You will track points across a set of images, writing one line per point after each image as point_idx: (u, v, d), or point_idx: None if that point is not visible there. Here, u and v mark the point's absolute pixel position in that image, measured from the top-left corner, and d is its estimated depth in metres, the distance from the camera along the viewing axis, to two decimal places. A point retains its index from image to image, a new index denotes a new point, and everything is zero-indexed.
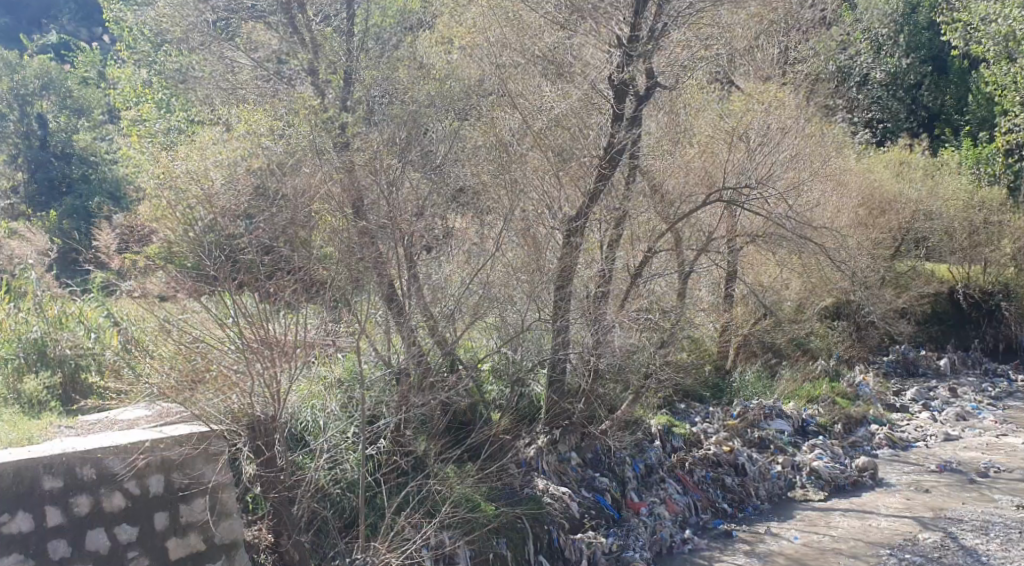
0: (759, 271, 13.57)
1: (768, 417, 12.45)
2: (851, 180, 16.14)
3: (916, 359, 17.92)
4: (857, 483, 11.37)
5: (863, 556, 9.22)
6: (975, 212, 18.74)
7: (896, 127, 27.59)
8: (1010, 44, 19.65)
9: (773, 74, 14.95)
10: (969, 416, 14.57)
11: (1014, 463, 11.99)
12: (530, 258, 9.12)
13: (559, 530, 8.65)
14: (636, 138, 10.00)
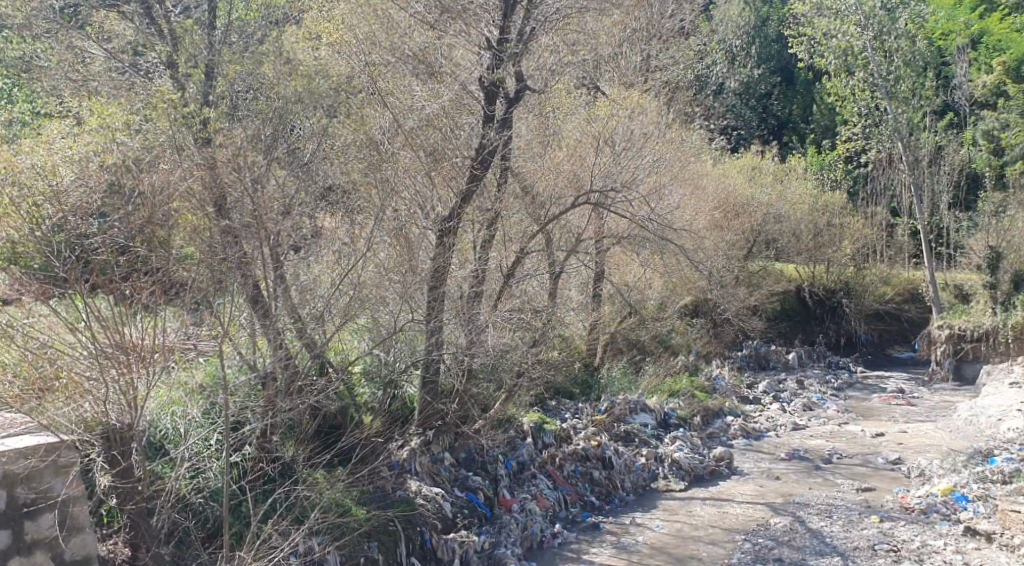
0: (624, 271, 14.00)
1: (632, 412, 12.87)
2: (707, 183, 16.90)
3: (767, 353, 18.98)
4: (715, 472, 11.90)
5: (720, 542, 9.69)
6: (819, 215, 20.32)
7: (749, 135, 28.48)
8: (849, 58, 21.09)
9: (636, 81, 15.46)
10: (815, 406, 15.58)
11: (855, 449, 12.91)
12: (401, 258, 8.99)
13: (431, 531, 8.60)
14: (507, 140, 10.13)
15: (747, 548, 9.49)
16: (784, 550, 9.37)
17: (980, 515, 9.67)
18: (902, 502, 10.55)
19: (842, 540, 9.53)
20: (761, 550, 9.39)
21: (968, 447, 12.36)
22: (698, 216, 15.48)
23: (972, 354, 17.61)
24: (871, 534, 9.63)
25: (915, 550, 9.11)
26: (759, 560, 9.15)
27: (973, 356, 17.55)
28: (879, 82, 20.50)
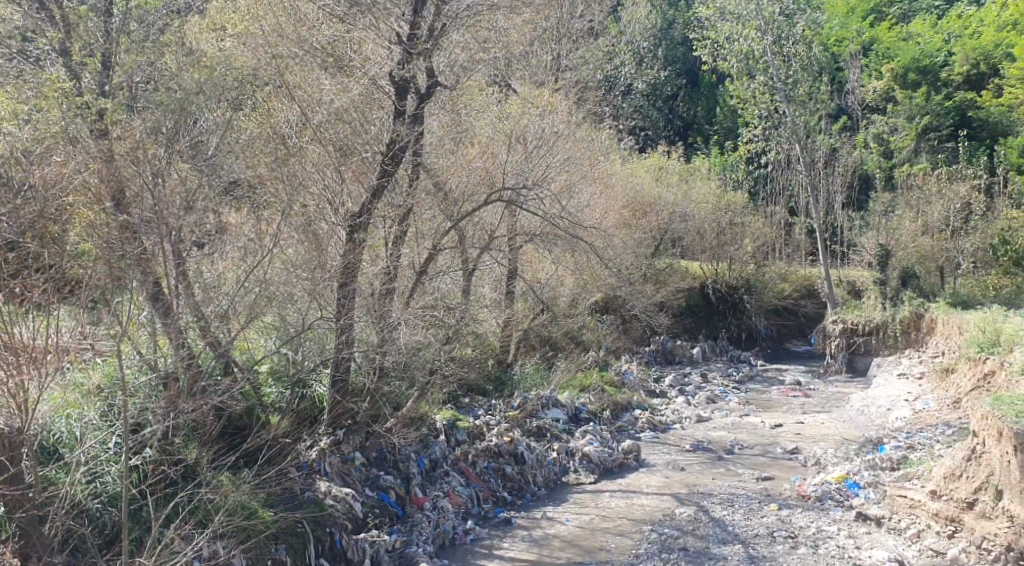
0: (537, 268, 14.11)
1: (544, 407, 13.01)
2: (616, 183, 17.19)
3: (674, 348, 19.46)
4: (623, 464, 12.13)
5: (628, 533, 9.91)
6: (722, 215, 20.90)
7: (657, 135, 29.04)
8: (750, 61, 21.80)
9: (547, 79, 15.61)
10: (718, 398, 16.07)
11: (755, 439, 13.37)
12: (310, 255, 8.84)
13: (341, 532, 8.49)
14: (418, 135, 10.02)
15: (653, 538, 9.73)
16: (688, 539, 9.64)
17: (869, 500, 10.15)
18: (799, 489, 11.00)
19: (743, 527, 9.87)
20: (667, 539, 9.65)
21: (860, 436, 12.95)
22: (608, 214, 15.68)
23: (863, 347, 18.45)
24: (771, 522, 10.01)
25: (811, 536, 9.53)
26: (666, 549, 9.40)
27: (864, 349, 18.40)
28: (778, 86, 21.30)
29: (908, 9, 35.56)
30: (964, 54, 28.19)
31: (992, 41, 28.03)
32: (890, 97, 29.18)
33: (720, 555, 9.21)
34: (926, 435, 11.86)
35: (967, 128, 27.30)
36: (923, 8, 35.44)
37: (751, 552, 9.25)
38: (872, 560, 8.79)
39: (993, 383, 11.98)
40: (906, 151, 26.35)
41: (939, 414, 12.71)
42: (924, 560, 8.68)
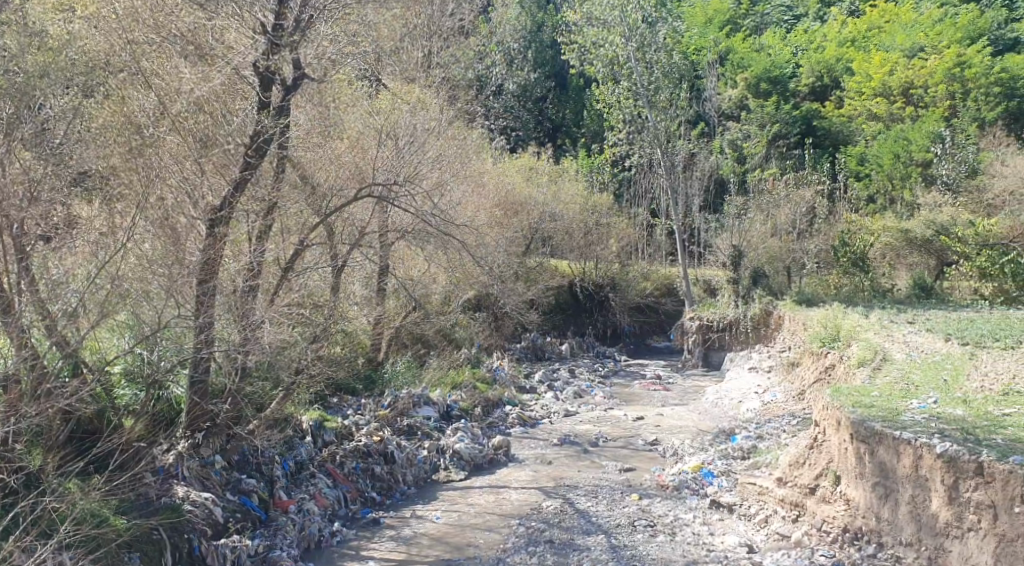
0: (409, 266, 14.03)
1: (415, 405, 12.98)
2: (488, 181, 17.31)
3: (543, 345, 19.83)
4: (493, 460, 12.25)
5: (496, 528, 10.05)
6: (589, 215, 21.47)
7: (527, 136, 29.49)
8: (615, 67, 22.50)
9: (417, 75, 15.53)
10: (585, 393, 16.51)
11: (618, 432, 13.82)
12: (168, 249, 8.58)
13: (200, 538, 8.21)
14: (284, 128, 9.72)
15: (520, 532, 9.90)
16: (554, 532, 9.87)
17: (723, 488, 10.72)
18: (658, 480, 11.46)
19: (606, 518, 10.19)
20: (534, 532, 9.84)
21: (715, 427, 13.62)
22: (479, 211, 15.68)
23: (718, 343, 19.32)
24: (631, 512, 10.38)
25: (669, 524, 9.96)
26: (532, 543, 9.58)
27: (718, 344, 19.28)
28: (641, 91, 22.05)
29: (760, 22, 37.76)
30: (810, 67, 30.77)
31: (834, 56, 31.23)
32: (744, 106, 30.33)
33: (584, 546, 9.47)
34: (773, 425, 12.60)
35: (812, 136, 28.89)
36: (773, 22, 37.81)
37: (613, 541, 9.56)
38: (724, 545, 9.32)
39: (833, 375, 12.85)
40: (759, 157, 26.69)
41: (786, 405, 13.52)
42: (771, 544, 9.28)
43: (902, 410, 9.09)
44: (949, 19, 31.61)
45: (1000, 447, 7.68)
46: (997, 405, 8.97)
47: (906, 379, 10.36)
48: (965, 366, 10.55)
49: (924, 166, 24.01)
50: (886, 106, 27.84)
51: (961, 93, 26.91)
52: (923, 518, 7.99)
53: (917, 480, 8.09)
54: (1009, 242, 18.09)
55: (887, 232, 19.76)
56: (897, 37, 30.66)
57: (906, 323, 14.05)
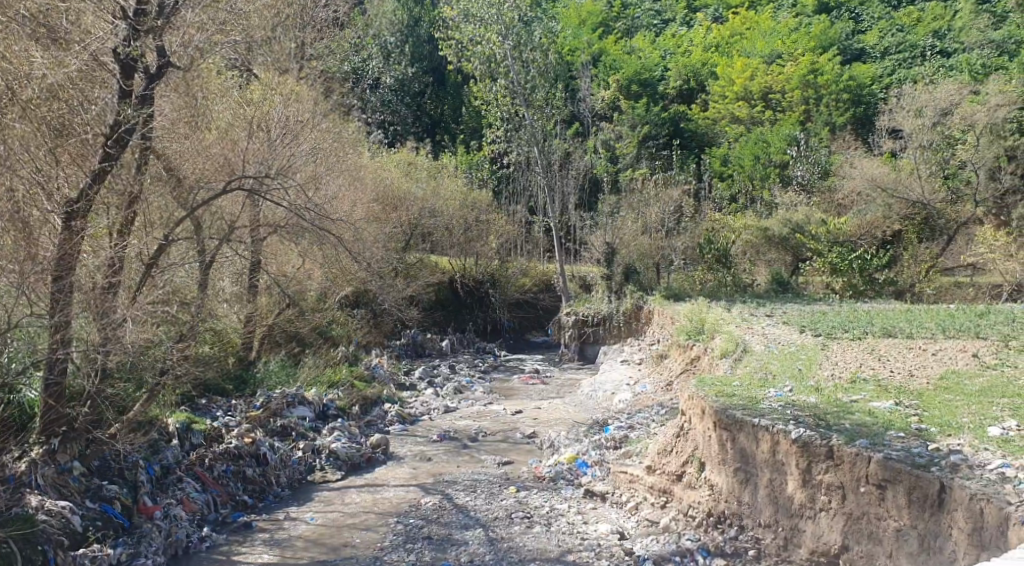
0: (282, 261, 13.67)
1: (289, 405, 12.70)
2: (366, 176, 17.04)
3: (423, 342, 19.74)
4: (371, 459, 12.11)
5: (374, 527, 9.97)
6: (469, 211, 21.52)
7: (405, 131, 29.64)
8: (492, 65, 22.62)
9: (290, 67, 15.15)
10: (464, 388, 16.54)
11: (496, 427, 13.94)
12: (18, 248, 8.01)
13: (56, 549, 7.82)
14: (147, 118, 9.33)
15: (399, 529, 9.86)
16: (432, 528, 9.88)
17: (596, 478, 11.00)
18: (535, 472, 11.67)
19: (484, 512, 10.28)
20: (412, 529, 9.83)
21: (589, 418, 13.96)
22: (357, 205, 15.32)
23: (592, 337, 19.75)
24: (509, 504, 10.51)
25: (544, 515, 10.14)
26: (410, 540, 9.56)
27: (593, 339, 19.70)
28: (518, 90, 22.29)
29: (631, 25, 38.99)
30: (677, 71, 31.86)
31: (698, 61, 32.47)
32: (616, 106, 30.59)
33: (462, 540, 9.55)
34: (643, 416, 13.00)
35: (679, 138, 29.90)
36: (643, 26, 38.87)
37: (490, 534, 9.66)
38: (597, 533, 9.59)
39: (698, 366, 13.42)
40: (630, 157, 27.30)
41: (655, 395, 13.91)
42: (641, 530, 9.61)
43: (761, 398, 9.60)
44: (804, 28, 33.59)
45: (848, 432, 8.25)
46: (846, 391, 9.61)
47: (765, 368, 10.96)
48: (817, 356, 11.25)
49: (781, 167, 25.48)
50: (747, 110, 29.18)
51: (814, 99, 28.66)
52: (781, 501, 8.45)
53: (775, 465, 8.56)
54: (857, 240, 19.94)
55: (749, 230, 20.77)
56: (758, 44, 32.37)
57: (765, 316, 14.83)
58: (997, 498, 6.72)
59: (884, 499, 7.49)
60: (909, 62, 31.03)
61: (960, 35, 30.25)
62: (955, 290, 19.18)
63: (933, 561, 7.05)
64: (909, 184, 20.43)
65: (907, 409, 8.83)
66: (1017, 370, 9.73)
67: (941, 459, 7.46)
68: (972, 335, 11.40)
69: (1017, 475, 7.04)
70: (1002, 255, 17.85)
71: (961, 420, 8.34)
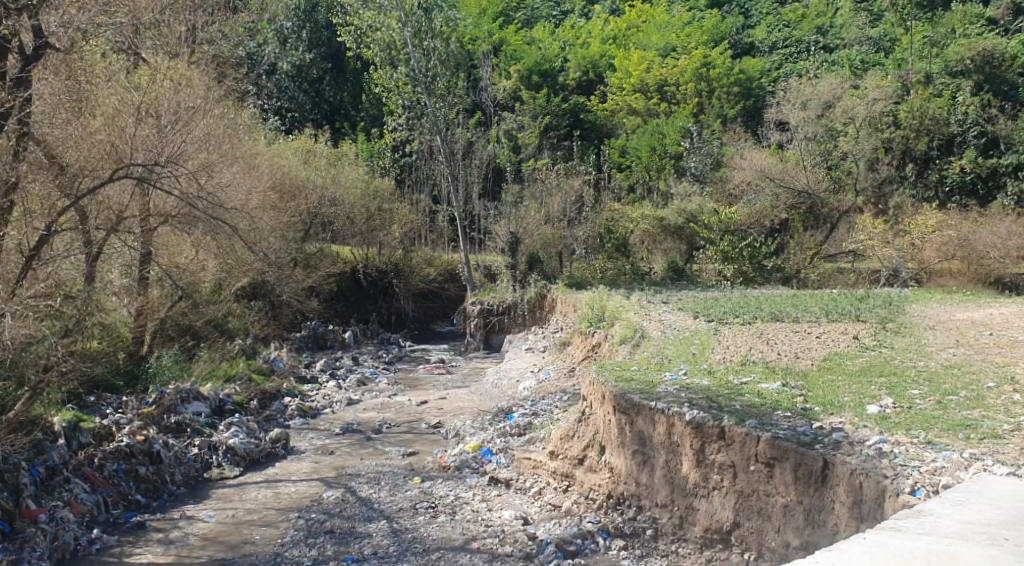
0: (174, 251, 13.18)
1: (184, 401, 12.32)
2: (262, 164, 16.57)
3: (325, 334, 19.43)
4: (270, 454, 11.87)
5: (274, 523, 9.78)
6: (371, 200, 21.19)
7: (303, 118, 29.03)
8: (392, 52, 22.36)
9: (180, 51, 14.59)
10: (368, 380, 16.37)
11: (400, 418, 13.86)
12: None
13: None
14: (24, 102, 8.96)
15: (300, 525, 9.70)
16: (335, 522, 9.76)
17: (501, 465, 11.06)
18: (440, 461, 11.65)
19: (388, 503, 10.23)
20: (314, 524, 9.68)
21: (494, 406, 14.03)
22: (255, 194, 14.83)
23: (498, 326, 19.85)
24: (413, 495, 10.47)
25: (449, 504, 10.15)
26: (312, 535, 9.41)
27: (498, 328, 19.80)
28: (420, 77, 22.09)
29: (530, 16, 39.25)
30: (576, 62, 32.15)
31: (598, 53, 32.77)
32: (517, 97, 30.65)
33: (365, 533, 9.47)
34: (547, 402, 13.14)
35: (578, 129, 30.33)
36: (542, 17, 39.40)
37: (394, 526, 9.61)
38: (501, 519, 9.67)
39: (599, 352, 13.71)
40: (532, 147, 27.26)
41: (559, 382, 14.06)
42: (544, 514, 9.76)
43: (657, 382, 9.86)
44: (696, 23, 34.48)
45: (739, 413, 8.55)
46: (737, 373, 9.99)
47: (661, 354, 11.26)
48: (710, 341, 11.60)
49: (676, 158, 26.18)
50: (644, 102, 29.71)
51: (707, 91, 29.50)
52: (676, 481, 8.71)
53: (671, 446, 8.82)
54: (747, 229, 20.79)
55: (647, 219, 21.24)
56: (654, 37, 33.06)
57: (662, 303, 15.27)
58: (875, 472, 7.04)
59: (772, 477, 7.79)
60: (795, 57, 32.29)
61: (841, 33, 31.74)
62: (837, 275, 20.08)
63: (817, 533, 7.37)
64: (795, 174, 21.19)
65: (793, 389, 9.24)
66: (892, 350, 10.31)
67: (824, 436, 7.82)
68: (853, 318, 12.03)
69: (893, 450, 7.40)
70: (880, 242, 19.09)
71: (843, 399, 8.77)
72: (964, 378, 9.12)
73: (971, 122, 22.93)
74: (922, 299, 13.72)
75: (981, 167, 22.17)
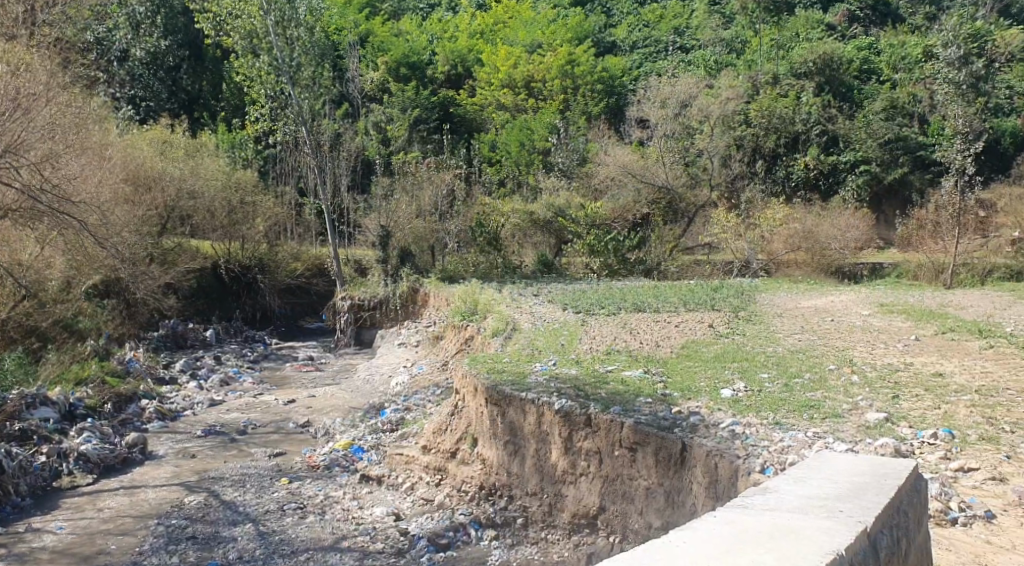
0: (16, 248, 12.34)
1: (29, 407, 11.60)
2: (114, 154, 15.73)
3: (186, 332, 18.65)
4: (127, 459, 11.32)
5: (132, 531, 9.34)
6: (233, 193, 20.48)
7: (159, 107, 27.75)
8: (254, 41, 21.64)
9: (19, 33, 13.61)
10: (232, 380, 15.84)
11: (266, 418, 13.51)
12: None
13: None
14: None
15: (159, 531, 9.31)
16: (197, 527, 9.42)
17: (372, 462, 10.92)
18: (308, 461, 11.40)
19: (254, 506, 9.96)
20: (175, 530, 9.31)
21: (364, 403, 13.89)
22: (105, 187, 14.13)
23: (369, 321, 19.57)
24: (280, 496, 10.24)
25: (318, 504, 9.98)
26: (173, 541, 9.06)
27: (370, 323, 19.54)
28: (284, 67, 21.46)
29: (397, 7, 38.94)
30: (444, 56, 32.14)
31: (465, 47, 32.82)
32: (385, 88, 30.38)
33: (229, 537, 9.20)
34: (419, 397, 13.07)
35: (448, 122, 30.30)
36: (409, 9, 39.20)
37: (260, 529, 9.38)
38: (372, 516, 9.58)
39: (471, 346, 13.80)
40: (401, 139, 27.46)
41: (431, 376, 14.02)
42: (417, 509, 9.73)
43: (527, 373, 10.03)
44: (561, 20, 35.15)
45: (604, 400, 8.81)
46: (603, 362, 10.30)
47: (532, 345, 11.46)
48: (578, 331, 11.90)
49: (544, 154, 26.80)
50: (512, 97, 29.97)
51: (572, 88, 30.24)
52: (545, 468, 8.89)
53: (540, 435, 9.00)
54: (611, 223, 21.51)
55: (516, 214, 21.71)
56: (520, 33, 33.44)
57: (533, 296, 15.53)
58: (729, 453, 7.39)
59: (635, 461, 8.07)
60: (654, 56, 33.44)
61: (696, 34, 33.28)
62: (695, 266, 21.05)
63: (676, 514, 7.70)
64: (655, 171, 21.88)
65: (654, 376, 9.60)
66: (744, 337, 10.88)
67: (683, 421, 8.17)
68: (708, 307, 12.63)
69: (744, 431, 7.79)
70: (733, 235, 20.05)
71: (700, 384, 9.19)
72: (807, 362, 9.73)
73: (813, 122, 24.52)
74: (771, 288, 14.52)
75: (823, 165, 23.94)
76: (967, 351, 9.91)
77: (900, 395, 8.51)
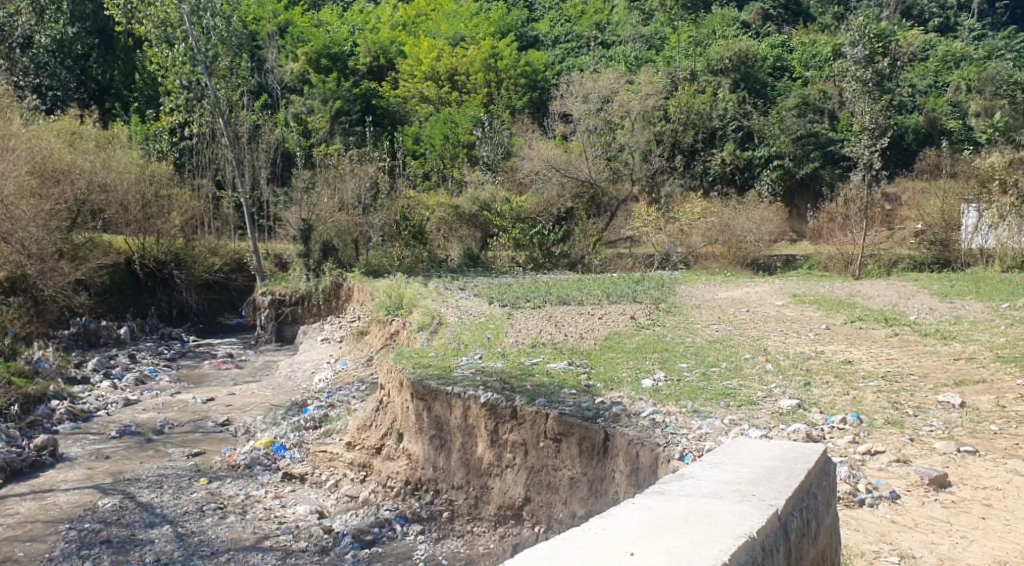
0: None
1: None
2: (18, 146, 15.04)
3: (99, 330, 18.00)
4: (35, 463, 10.89)
5: (41, 537, 9.00)
6: (147, 186, 19.84)
7: (67, 97, 26.73)
8: (168, 29, 20.86)
9: None
10: (148, 379, 15.39)
11: (184, 417, 13.17)
12: None
13: None
14: None
15: (71, 536, 8.99)
16: (112, 530, 9.14)
17: (294, 460, 10.76)
18: (228, 460, 11.14)
19: (172, 507, 9.70)
20: (87, 534, 9.00)
21: (286, 400, 13.68)
22: None
23: (292, 317, 19.24)
24: (199, 497, 10.01)
25: (239, 504, 9.78)
26: (85, 546, 8.76)
27: (292, 318, 19.22)
28: (200, 57, 20.85)
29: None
30: (366, 48, 31.76)
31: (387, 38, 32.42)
32: (306, 80, 29.88)
33: (146, 539, 8.96)
34: (343, 393, 12.86)
35: (371, 114, 29.71)
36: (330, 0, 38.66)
37: (179, 530, 9.15)
38: (295, 515, 9.44)
39: (396, 340, 13.72)
40: (323, 131, 27.10)
41: (355, 371, 13.88)
42: (341, 507, 9.64)
43: (453, 367, 10.04)
44: (484, 13, 35.18)
45: (529, 392, 8.88)
46: (528, 355, 10.38)
47: (458, 339, 11.46)
48: (503, 325, 11.95)
49: (469, 147, 26.79)
50: (435, 90, 29.79)
51: (496, 82, 30.30)
52: (471, 462, 8.92)
53: (465, 429, 9.01)
54: (536, 216, 21.67)
55: (441, 207, 21.51)
56: (443, 25, 33.23)
57: (458, 289, 15.53)
58: (650, 441, 7.52)
59: (559, 451, 8.15)
60: (576, 51, 33.81)
61: (617, 30, 33.77)
62: (617, 259, 21.40)
63: (599, 502, 7.80)
64: (578, 165, 22.06)
65: (577, 367, 9.73)
66: (664, 328, 11.12)
67: (605, 411, 8.29)
68: (629, 299, 12.85)
69: (664, 419, 7.95)
70: (653, 229, 20.75)
71: (622, 374, 9.36)
72: (724, 351, 10.00)
73: (729, 117, 25.35)
74: (690, 280, 14.86)
75: (738, 159, 24.62)
76: (874, 338, 10.33)
77: (811, 382, 8.82)
